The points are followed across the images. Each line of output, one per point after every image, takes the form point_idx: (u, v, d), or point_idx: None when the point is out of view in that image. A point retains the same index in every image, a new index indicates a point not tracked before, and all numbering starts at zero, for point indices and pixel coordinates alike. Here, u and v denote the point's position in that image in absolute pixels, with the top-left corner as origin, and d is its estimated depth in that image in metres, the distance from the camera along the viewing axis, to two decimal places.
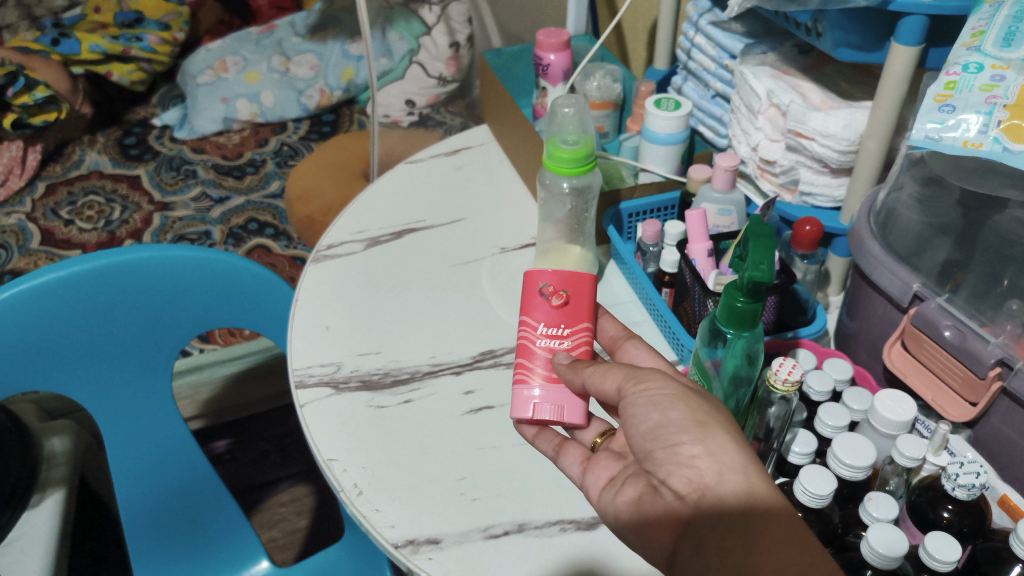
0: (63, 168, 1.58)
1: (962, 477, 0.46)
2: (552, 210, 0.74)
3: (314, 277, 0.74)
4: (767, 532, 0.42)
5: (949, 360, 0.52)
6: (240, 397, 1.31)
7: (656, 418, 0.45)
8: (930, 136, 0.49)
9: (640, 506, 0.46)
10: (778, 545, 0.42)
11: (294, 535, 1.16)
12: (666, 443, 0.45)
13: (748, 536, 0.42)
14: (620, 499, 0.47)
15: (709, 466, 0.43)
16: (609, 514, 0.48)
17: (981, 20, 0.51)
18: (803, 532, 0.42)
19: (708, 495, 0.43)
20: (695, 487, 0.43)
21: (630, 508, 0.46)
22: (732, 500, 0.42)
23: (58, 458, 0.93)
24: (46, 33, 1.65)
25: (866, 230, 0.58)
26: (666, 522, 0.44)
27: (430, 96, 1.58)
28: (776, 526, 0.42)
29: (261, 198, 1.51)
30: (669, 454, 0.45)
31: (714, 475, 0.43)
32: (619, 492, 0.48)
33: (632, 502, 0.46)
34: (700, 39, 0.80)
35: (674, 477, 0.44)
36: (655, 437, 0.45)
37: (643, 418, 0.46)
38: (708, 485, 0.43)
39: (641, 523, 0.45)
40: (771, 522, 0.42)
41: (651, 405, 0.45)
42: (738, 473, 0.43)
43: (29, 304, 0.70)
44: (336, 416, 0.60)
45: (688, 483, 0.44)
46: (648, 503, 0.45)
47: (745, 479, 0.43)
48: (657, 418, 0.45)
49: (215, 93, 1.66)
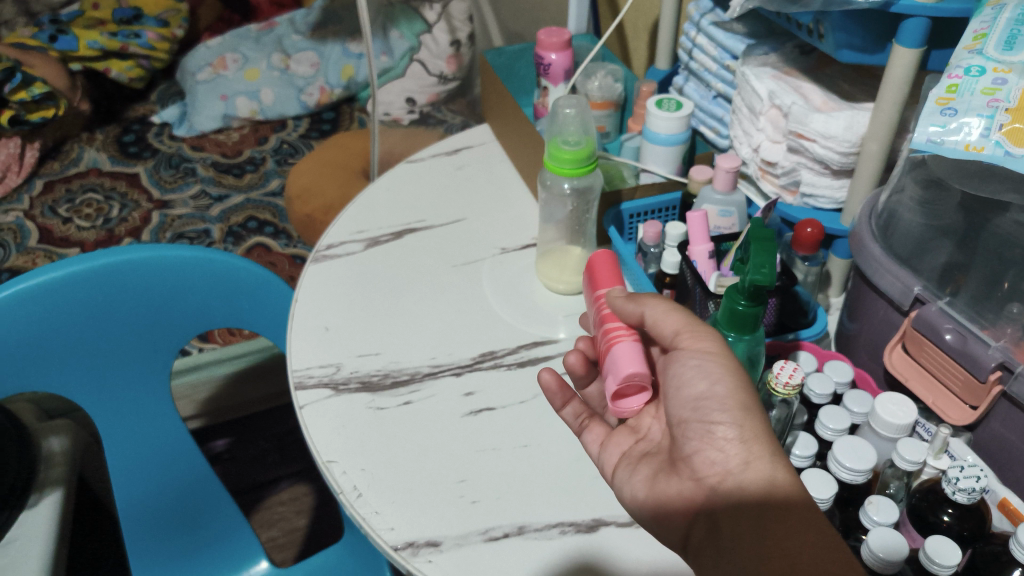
0: (61, 166, 1.57)
1: (962, 481, 0.46)
2: (553, 211, 0.75)
3: (314, 278, 0.74)
4: (786, 521, 0.41)
5: (951, 364, 0.52)
6: (238, 396, 1.30)
7: (703, 388, 0.46)
8: (932, 140, 0.49)
9: (655, 485, 0.47)
10: (797, 536, 0.41)
11: (294, 534, 1.17)
12: (703, 417, 0.45)
13: (761, 522, 0.42)
14: (636, 478, 0.48)
15: (737, 453, 0.44)
16: (626, 492, 0.49)
17: (983, 23, 0.51)
18: (823, 523, 0.42)
19: (730, 480, 0.43)
20: (718, 471, 0.44)
21: (646, 485, 0.48)
22: (752, 489, 0.42)
23: (56, 459, 0.90)
24: (45, 29, 1.64)
25: (867, 234, 0.58)
26: (681, 502, 0.45)
27: (431, 94, 1.59)
28: (795, 516, 0.41)
29: (260, 195, 1.51)
30: (703, 432, 0.45)
31: (740, 462, 0.43)
32: (635, 470, 0.49)
33: (648, 480, 0.48)
34: (702, 39, 0.80)
35: (702, 453, 0.45)
36: (695, 409, 0.46)
37: (691, 386, 0.46)
38: (731, 471, 0.43)
39: (657, 502, 0.46)
40: (791, 513, 0.41)
41: (701, 372, 0.46)
42: (763, 462, 0.43)
43: (26, 304, 0.70)
44: (336, 418, 0.60)
45: (712, 465, 0.44)
46: (667, 480, 0.47)
47: (768, 468, 0.43)
48: (704, 387, 0.45)
49: (214, 90, 1.65)
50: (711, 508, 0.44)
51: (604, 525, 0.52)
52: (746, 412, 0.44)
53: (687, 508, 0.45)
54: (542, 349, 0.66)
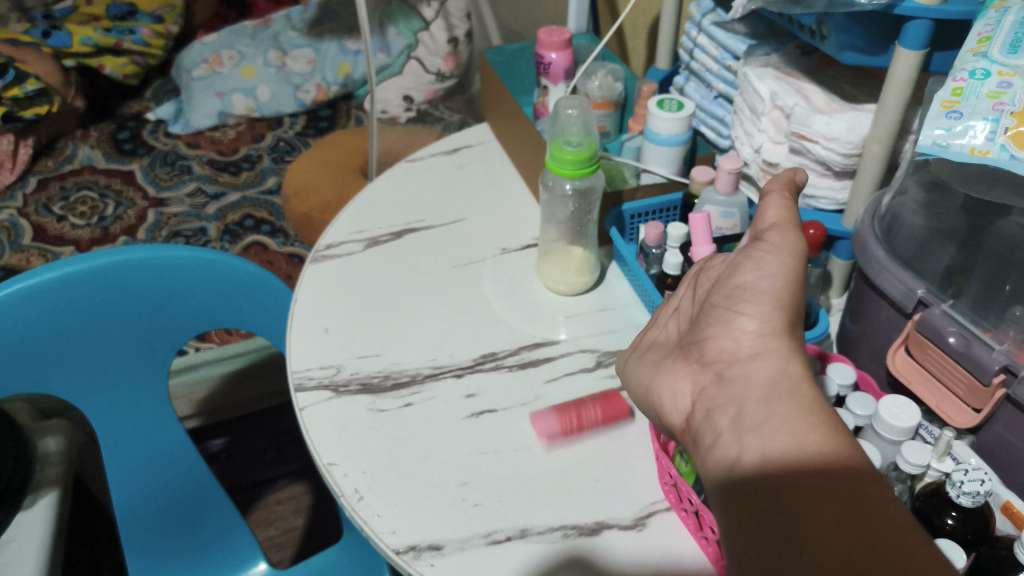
0: (56, 163, 1.55)
1: (967, 485, 0.46)
2: (555, 211, 0.74)
3: (314, 278, 0.73)
4: (792, 400, 0.39)
5: (954, 367, 0.52)
6: (235, 396, 1.29)
7: (751, 279, 0.45)
8: (937, 143, 0.49)
9: (663, 367, 0.48)
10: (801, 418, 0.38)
11: (290, 533, 1.17)
12: (731, 306, 0.45)
13: (768, 418, 0.39)
14: (649, 366, 0.49)
15: (750, 343, 0.43)
16: (635, 379, 0.50)
17: (987, 26, 0.51)
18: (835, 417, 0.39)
19: (737, 363, 0.43)
20: (728, 356, 0.43)
21: (657, 367, 0.48)
22: (759, 371, 0.41)
23: (52, 458, 0.89)
24: (39, 25, 1.63)
25: (870, 234, 0.58)
26: (686, 381, 0.45)
27: (428, 92, 1.58)
28: (803, 398, 0.39)
29: (256, 193, 1.50)
30: (724, 319, 0.45)
31: (752, 353, 0.43)
32: (650, 359, 0.50)
33: (658, 364, 0.48)
34: (703, 39, 0.80)
35: (716, 340, 0.44)
36: (729, 295, 0.46)
37: (740, 276, 0.46)
38: (742, 356, 0.43)
39: (664, 380, 0.47)
40: (801, 393, 0.39)
41: (754, 265, 0.45)
42: (776, 354, 0.42)
43: (23, 304, 0.69)
44: (335, 420, 0.59)
45: (722, 352, 0.44)
46: (675, 363, 0.47)
47: (778, 360, 0.42)
48: (751, 279, 0.45)
49: (210, 87, 1.64)
50: (710, 389, 0.43)
51: (607, 528, 0.52)
52: (772, 305, 0.43)
53: (689, 389, 0.45)
54: (544, 350, 0.66)
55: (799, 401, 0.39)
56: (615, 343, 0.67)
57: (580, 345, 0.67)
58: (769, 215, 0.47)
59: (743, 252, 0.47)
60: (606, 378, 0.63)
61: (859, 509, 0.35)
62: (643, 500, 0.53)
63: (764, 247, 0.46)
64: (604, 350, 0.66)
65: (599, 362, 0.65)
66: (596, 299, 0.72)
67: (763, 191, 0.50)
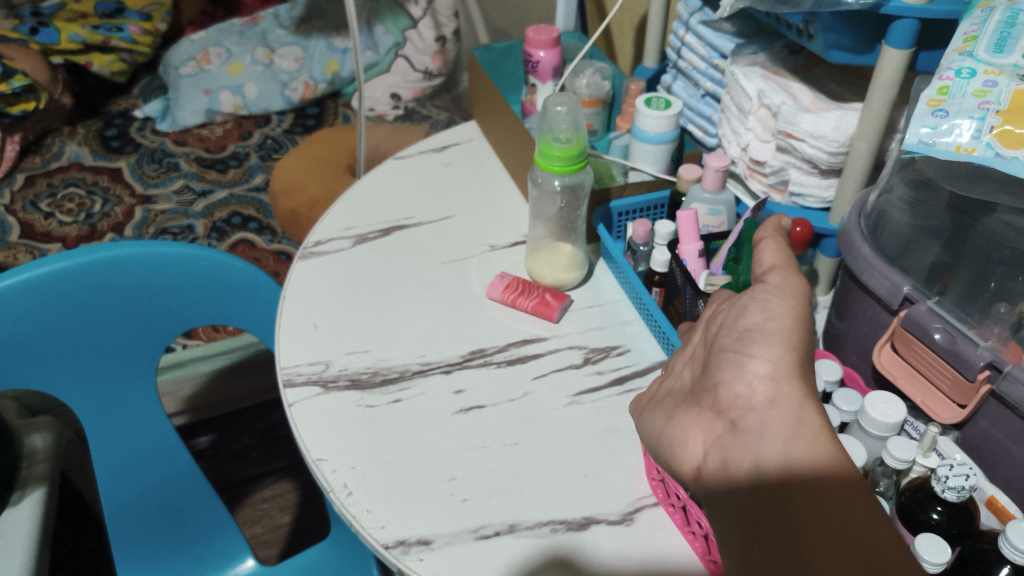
0: (43, 160, 1.54)
1: (951, 479, 0.47)
2: (543, 208, 0.74)
3: (303, 274, 0.73)
4: (810, 452, 0.39)
5: (938, 361, 0.53)
6: (222, 392, 1.29)
7: (760, 319, 0.46)
8: (923, 141, 0.49)
9: (676, 415, 0.48)
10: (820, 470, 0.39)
11: (277, 531, 1.16)
12: (742, 348, 0.45)
13: (785, 474, 0.39)
14: (660, 413, 0.50)
15: (764, 389, 0.43)
16: (646, 425, 0.50)
17: (973, 25, 0.51)
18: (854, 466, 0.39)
19: (752, 413, 0.43)
20: (741, 405, 0.44)
21: (669, 416, 0.48)
22: (775, 421, 0.42)
23: (38, 455, 0.87)
24: (27, 21, 1.62)
25: (857, 232, 0.59)
26: (701, 431, 0.45)
27: (415, 90, 1.59)
28: (822, 450, 0.39)
29: (244, 190, 1.49)
30: (736, 362, 0.45)
31: (765, 399, 0.43)
32: (660, 407, 0.50)
33: (670, 413, 0.49)
34: (690, 38, 0.80)
35: (728, 385, 0.45)
36: (740, 335, 0.46)
37: (747, 318, 0.47)
38: (756, 407, 0.43)
39: (677, 429, 0.47)
40: (819, 444, 0.40)
41: (763, 306, 0.47)
42: (789, 400, 0.42)
43: (10, 301, 0.68)
44: (324, 417, 0.59)
45: (736, 398, 0.44)
46: (688, 410, 0.47)
47: (793, 408, 0.42)
48: (761, 319, 0.46)
49: (197, 85, 1.64)
50: (726, 438, 0.44)
51: (595, 523, 0.52)
52: (783, 348, 0.44)
53: (703, 438, 0.45)
54: (532, 347, 0.66)
55: (815, 452, 0.39)
56: (602, 340, 0.67)
57: (569, 342, 0.67)
58: (774, 260, 0.50)
59: (748, 294, 0.48)
60: (594, 374, 0.63)
61: (878, 566, 0.35)
62: (632, 494, 0.53)
63: (771, 289, 0.47)
64: (592, 346, 0.66)
65: (587, 358, 0.65)
66: (584, 296, 0.72)
67: (756, 237, 0.52)
